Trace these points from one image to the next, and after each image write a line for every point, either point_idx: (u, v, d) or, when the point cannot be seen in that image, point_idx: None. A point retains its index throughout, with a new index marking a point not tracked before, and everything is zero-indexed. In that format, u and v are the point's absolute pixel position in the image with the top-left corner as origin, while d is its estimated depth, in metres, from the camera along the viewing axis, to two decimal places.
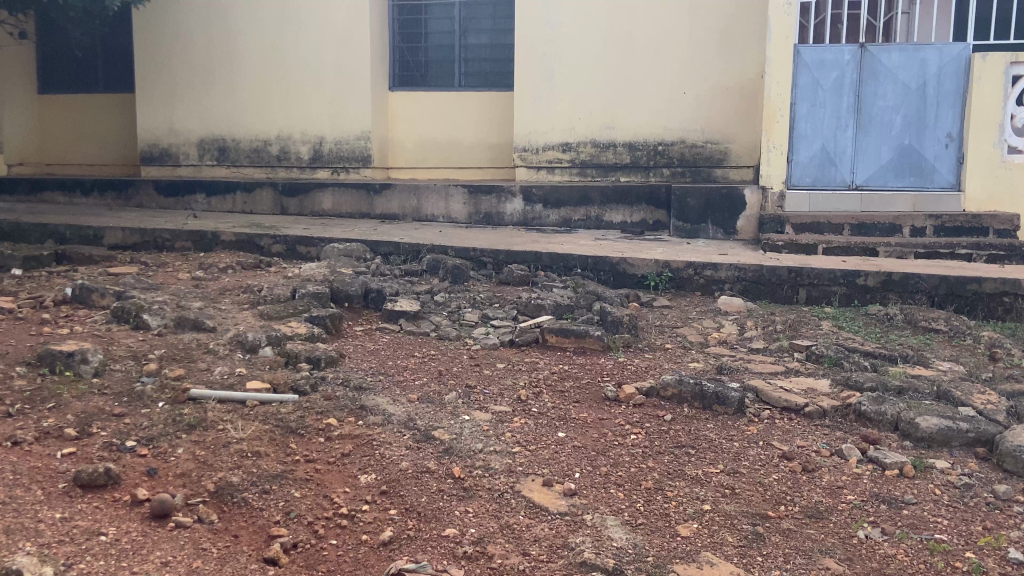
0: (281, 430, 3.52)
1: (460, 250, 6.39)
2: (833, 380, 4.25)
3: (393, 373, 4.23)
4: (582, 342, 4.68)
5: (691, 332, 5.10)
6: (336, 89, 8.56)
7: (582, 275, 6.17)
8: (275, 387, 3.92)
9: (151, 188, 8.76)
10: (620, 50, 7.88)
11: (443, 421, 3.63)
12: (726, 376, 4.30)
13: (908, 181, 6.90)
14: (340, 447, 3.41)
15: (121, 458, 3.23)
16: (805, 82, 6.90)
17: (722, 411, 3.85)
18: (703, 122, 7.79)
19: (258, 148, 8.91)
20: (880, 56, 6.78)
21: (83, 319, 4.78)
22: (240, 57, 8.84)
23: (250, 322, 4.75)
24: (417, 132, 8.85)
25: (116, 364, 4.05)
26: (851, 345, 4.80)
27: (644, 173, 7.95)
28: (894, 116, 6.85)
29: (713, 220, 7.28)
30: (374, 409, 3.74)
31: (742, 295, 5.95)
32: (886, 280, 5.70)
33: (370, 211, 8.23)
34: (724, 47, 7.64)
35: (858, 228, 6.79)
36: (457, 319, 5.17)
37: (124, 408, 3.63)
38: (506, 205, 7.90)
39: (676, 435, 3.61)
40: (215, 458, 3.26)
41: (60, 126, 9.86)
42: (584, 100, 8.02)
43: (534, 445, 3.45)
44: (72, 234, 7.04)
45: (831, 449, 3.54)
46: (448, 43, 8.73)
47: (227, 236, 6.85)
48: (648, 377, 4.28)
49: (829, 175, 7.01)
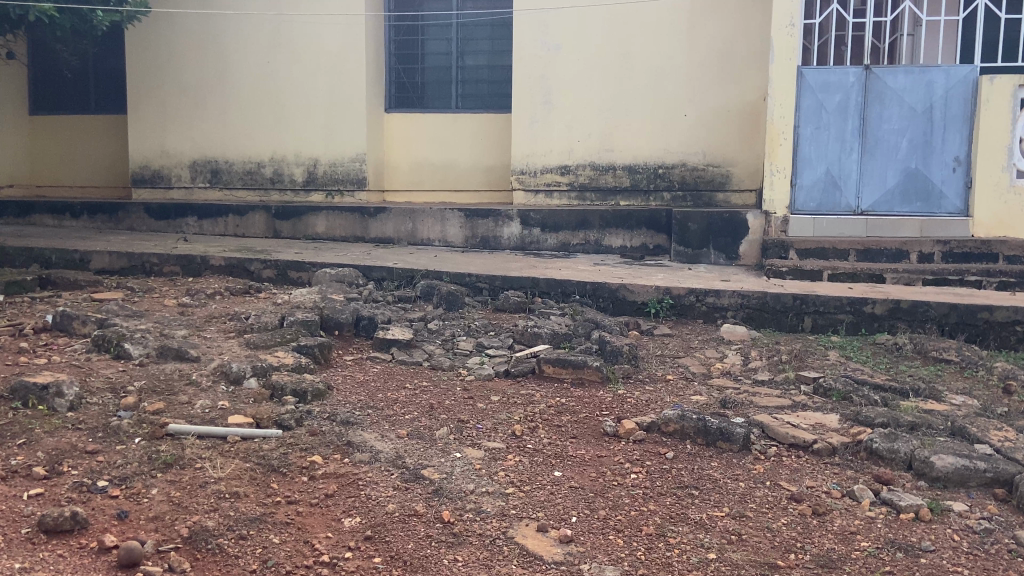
0: (263, 468, 3.34)
1: (456, 275, 6.24)
2: (842, 415, 4.07)
3: (382, 406, 4.05)
4: (580, 373, 4.50)
5: (693, 362, 4.93)
6: (332, 111, 8.43)
7: (580, 301, 6.00)
8: (258, 422, 3.73)
9: (142, 211, 8.61)
10: (621, 71, 7.76)
11: (434, 459, 3.45)
12: (730, 411, 4.12)
13: (915, 205, 6.76)
14: (325, 487, 3.23)
15: (91, 500, 3.04)
16: (809, 104, 6.77)
17: (727, 448, 3.67)
18: (703, 145, 7.66)
19: (251, 170, 8.78)
20: (886, 78, 6.66)
21: (63, 348, 4.60)
22: (233, 77, 8.72)
23: (235, 352, 4.57)
24: (413, 155, 8.72)
25: (93, 397, 3.87)
26: (860, 377, 4.63)
27: (644, 197, 7.83)
28: (900, 140, 6.72)
29: (714, 244, 7.14)
30: (361, 446, 3.55)
31: (746, 323, 5.78)
32: (894, 308, 5.55)
33: (365, 234, 8.08)
34: (724, 69, 7.52)
35: (863, 254, 6.65)
36: (450, 347, 5.01)
37: (98, 444, 3.44)
38: (504, 228, 7.75)
39: (678, 475, 3.43)
40: (190, 499, 3.07)
41: (51, 148, 9.74)
42: (583, 123, 7.89)
43: (528, 485, 3.27)
44: (58, 258, 6.88)
45: (842, 490, 3.36)
46: (445, 64, 8.62)
47: (217, 260, 6.69)
48: (649, 411, 4.10)
49: (834, 199, 6.87)
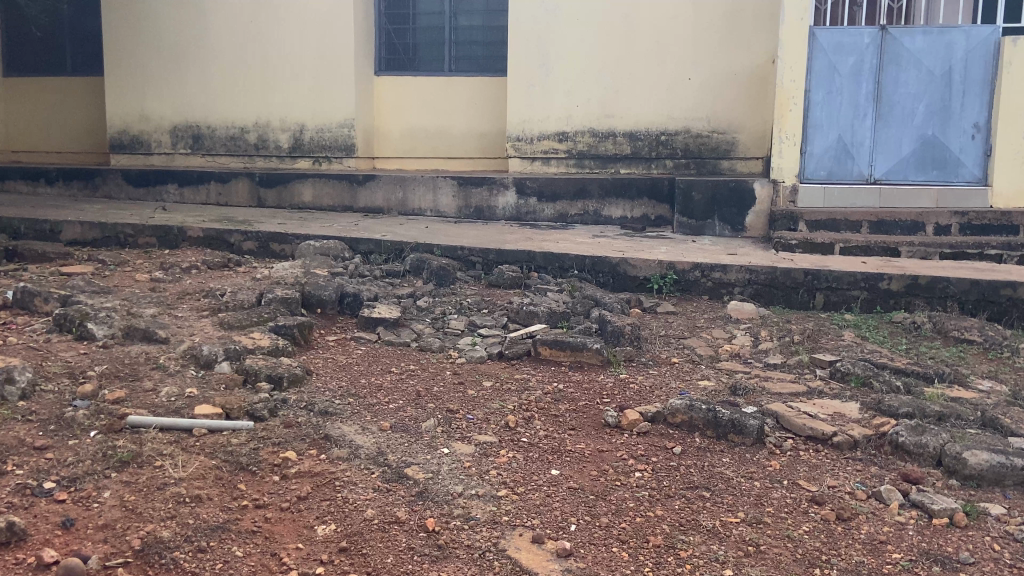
0: (230, 467, 3.03)
1: (447, 249, 5.89)
2: (863, 404, 3.75)
3: (364, 394, 3.73)
4: (579, 356, 4.20)
5: (700, 343, 4.61)
6: (318, 74, 8.03)
7: (579, 276, 5.68)
8: (228, 412, 3.41)
9: (119, 177, 8.22)
10: (621, 31, 7.35)
11: (419, 456, 3.14)
12: (741, 399, 3.81)
13: (931, 174, 6.41)
14: (297, 488, 2.92)
15: (34, 505, 2.72)
16: (821, 67, 6.39)
17: (739, 441, 3.37)
18: (708, 111, 7.29)
19: (235, 136, 8.39)
20: (903, 39, 6.28)
21: (21, 327, 4.25)
22: (214, 37, 8.30)
23: (208, 333, 4.24)
24: (404, 120, 8.35)
25: (48, 384, 3.54)
26: (880, 360, 4.30)
27: (646, 165, 7.47)
28: (916, 105, 6.36)
29: (719, 215, 6.78)
30: (339, 440, 3.24)
31: (754, 300, 5.46)
32: (912, 284, 5.22)
33: (352, 203, 7.71)
34: (731, 31, 7.14)
35: (877, 226, 6.28)
36: (440, 327, 4.70)
37: (48, 439, 3.11)
38: (498, 198, 7.39)
39: (687, 473, 3.12)
40: (145, 504, 2.75)
41: (26, 112, 9.34)
42: (583, 87, 7.50)
43: (522, 486, 2.96)
44: (26, 229, 6.50)
45: (868, 490, 3.06)
46: (437, 24, 8.21)
47: (195, 232, 6.33)
48: (653, 399, 3.79)
49: (845, 167, 6.51)
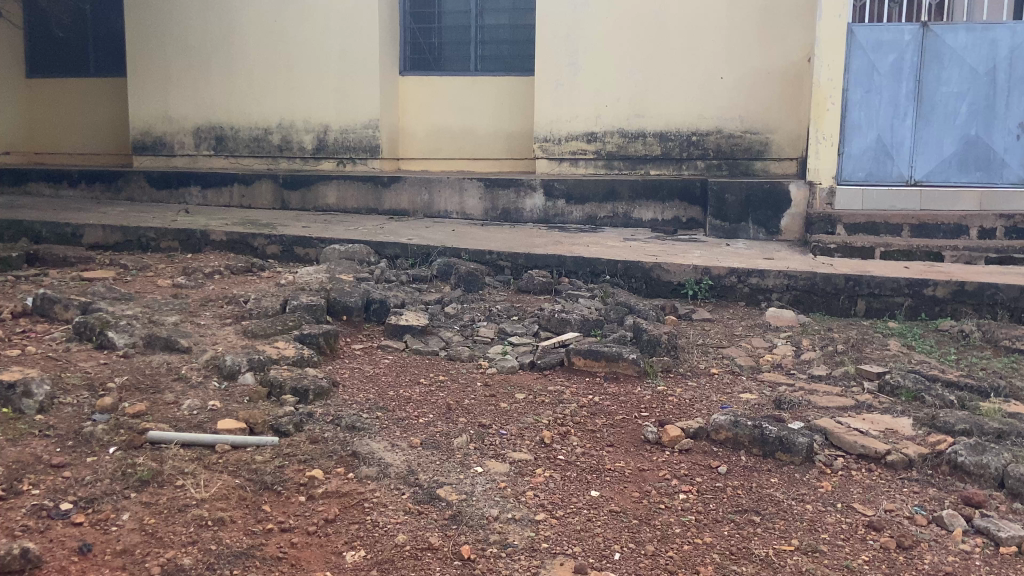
0: (254, 486, 2.89)
1: (475, 253, 5.74)
2: (916, 420, 3.56)
3: (393, 407, 3.59)
4: (614, 366, 4.04)
5: (739, 353, 4.44)
6: (342, 74, 7.91)
7: (610, 281, 5.50)
8: (252, 427, 3.28)
9: (142, 179, 8.15)
10: (652, 29, 7.17)
11: (451, 475, 2.99)
12: (786, 414, 3.63)
13: (975, 175, 6.19)
14: (324, 510, 2.78)
15: (50, 529, 2.59)
16: (860, 65, 6.17)
17: (788, 460, 3.19)
18: (741, 110, 7.10)
19: (258, 137, 8.28)
20: (945, 36, 6.06)
21: (41, 336, 4.14)
22: (237, 38, 8.20)
23: (231, 342, 4.11)
24: (430, 120, 8.22)
25: (67, 396, 3.42)
26: (930, 372, 4.10)
27: (676, 166, 7.28)
28: (959, 104, 6.14)
29: (754, 218, 6.58)
30: (368, 457, 3.10)
31: (794, 307, 5.28)
32: (959, 290, 5.01)
33: (377, 206, 7.59)
34: (766, 27, 6.93)
35: (919, 229, 6.05)
36: (470, 335, 4.56)
37: (66, 456, 2.99)
38: (526, 200, 7.23)
39: (735, 495, 2.95)
40: (166, 528, 2.62)
41: (49, 113, 9.30)
42: (612, 86, 7.33)
43: (561, 509, 2.80)
44: (48, 232, 6.43)
45: (928, 515, 2.87)
46: (463, 23, 8.06)
47: (217, 236, 6.23)
48: (694, 414, 3.62)
49: (885, 169, 6.29)
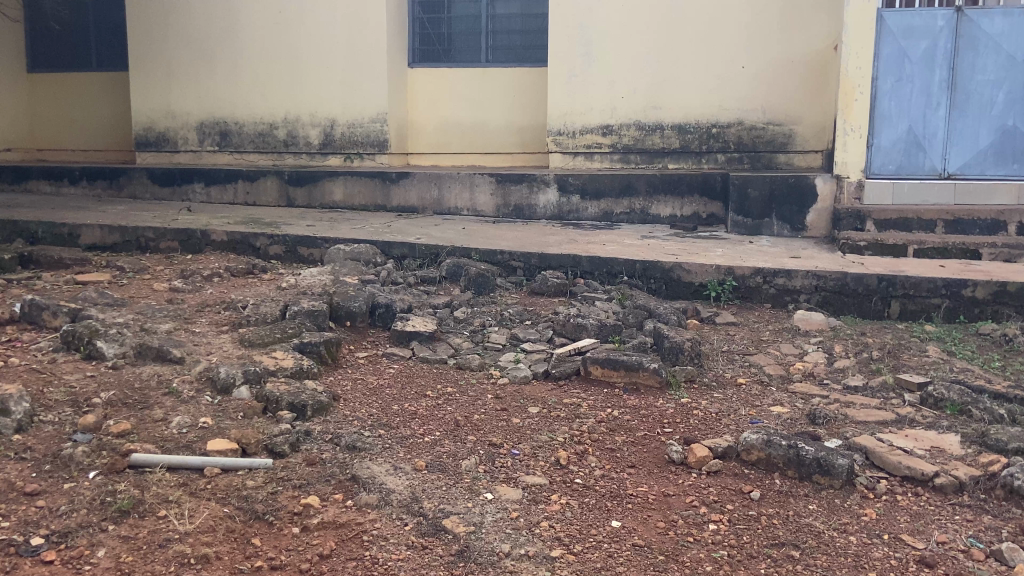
0: (244, 516, 2.65)
1: (486, 253, 5.48)
2: (964, 437, 3.28)
3: (396, 424, 3.33)
4: (634, 377, 3.76)
5: (767, 360, 4.17)
6: (348, 67, 7.65)
7: (628, 283, 5.23)
8: (244, 448, 3.03)
9: (144, 177, 7.94)
10: (669, 18, 6.87)
11: (458, 503, 2.73)
12: (822, 431, 3.35)
13: (1012, 168, 5.89)
14: (319, 544, 2.53)
15: (17, 568, 2.35)
16: (890, 53, 5.86)
17: (826, 484, 2.92)
18: (762, 101, 6.80)
19: (263, 132, 8.04)
20: (981, 21, 5.75)
21: (27, 345, 3.92)
22: (240, 30, 7.96)
23: (226, 352, 3.86)
24: (441, 114, 7.96)
25: (48, 414, 3.19)
26: (974, 383, 3.81)
27: (695, 160, 7.01)
28: (995, 93, 5.83)
29: (778, 214, 6.28)
30: (368, 482, 2.85)
31: (822, 309, 4.99)
32: (1000, 291, 4.71)
33: (385, 202, 7.34)
34: (788, 15, 6.63)
35: (953, 224, 5.74)
36: (480, 341, 4.31)
37: (41, 482, 2.75)
38: (539, 195, 6.97)
39: (770, 526, 2.68)
40: (144, 568, 2.38)
41: (52, 108, 9.09)
42: (628, 77, 7.04)
43: (578, 543, 2.55)
44: (44, 233, 6.21)
45: (984, 548, 2.59)
46: (473, 13, 7.79)
47: (218, 236, 6.01)
48: (722, 431, 3.34)
49: (917, 161, 5.98)
